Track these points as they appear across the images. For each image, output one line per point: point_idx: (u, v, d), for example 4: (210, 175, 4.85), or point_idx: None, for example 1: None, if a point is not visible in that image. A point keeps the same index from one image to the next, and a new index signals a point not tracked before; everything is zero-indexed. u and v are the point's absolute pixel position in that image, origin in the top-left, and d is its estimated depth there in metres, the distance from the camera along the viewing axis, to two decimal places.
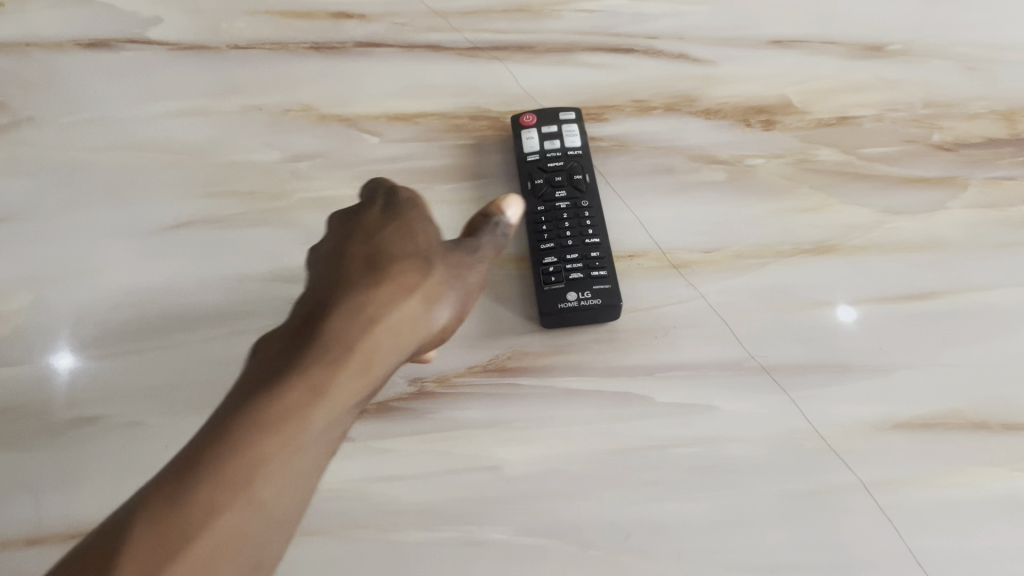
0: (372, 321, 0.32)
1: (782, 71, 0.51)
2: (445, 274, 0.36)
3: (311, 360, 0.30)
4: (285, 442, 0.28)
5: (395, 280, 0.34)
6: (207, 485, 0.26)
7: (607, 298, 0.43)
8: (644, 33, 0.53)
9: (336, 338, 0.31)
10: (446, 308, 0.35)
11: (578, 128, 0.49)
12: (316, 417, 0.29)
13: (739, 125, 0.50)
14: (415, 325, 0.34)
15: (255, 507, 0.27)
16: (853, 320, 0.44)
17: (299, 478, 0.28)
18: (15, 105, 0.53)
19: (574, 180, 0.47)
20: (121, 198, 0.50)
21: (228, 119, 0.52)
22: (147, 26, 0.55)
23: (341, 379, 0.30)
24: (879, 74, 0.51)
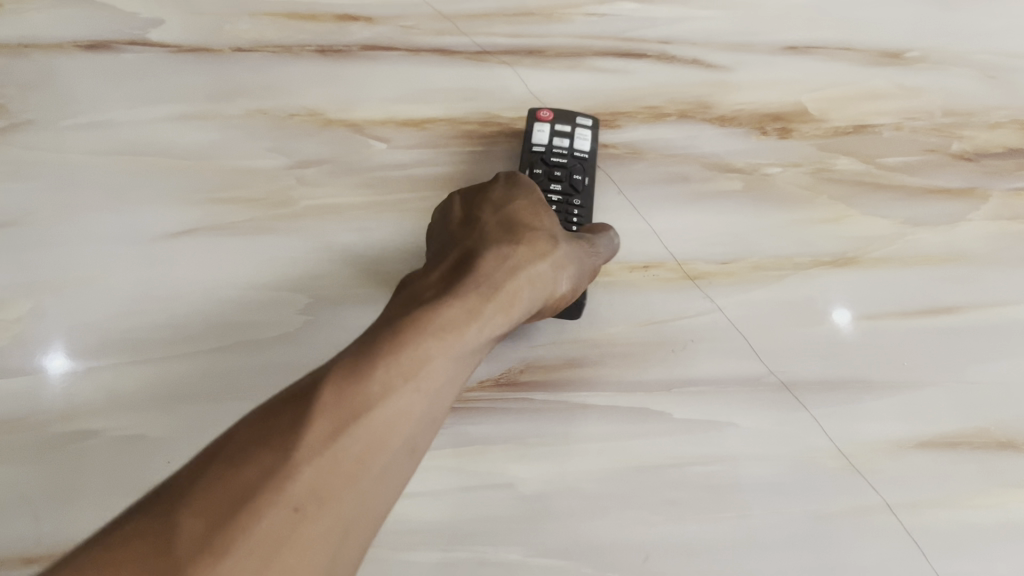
0: (510, 267, 0.38)
1: (800, 77, 0.50)
2: (572, 245, 0.41)
3: (458, 292, 0.35)
4: (438, 353, 0.32)
5: (528, 241, 0.39)
6: (375, 376, 0.30)
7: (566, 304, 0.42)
8: (658, 38, 0.51)
9: (483, 277, 0.37)
10: (574, 272, 0.40)
11: (591, 132, 0.47)
12: (462, 338, 0.33)
13: (755, 133, 0.49)
14: (546, 279, 0.39)
15: (408, 406, 0.31)
16: (847, 320, 0.44)
17: (441, 388, 0.32)
18: (11, 107, 0.51)
19: (572, 181, 0.46)
20: (121, 203, 0.49)
21: (233, 124, 0.51)
22: (150, 28, 0.53)
23: (485, 311, 0.35)
24: (898, 82, 0.50)
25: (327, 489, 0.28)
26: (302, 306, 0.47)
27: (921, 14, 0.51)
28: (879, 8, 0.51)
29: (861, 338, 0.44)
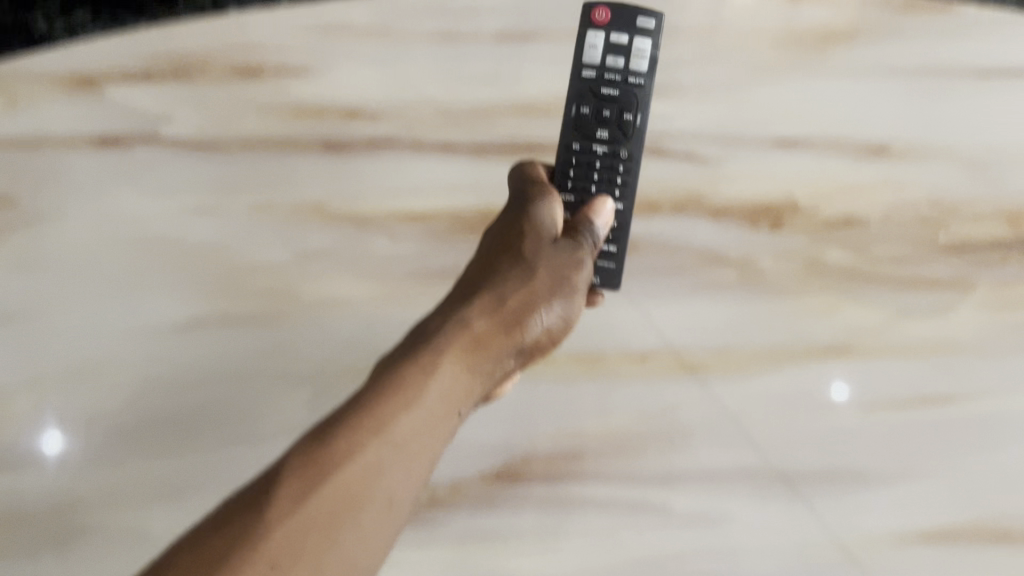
0: (481, 317, 0.38)
1: (793, 170, 0.50)
2: (554, 272, 0.41)
3: (425, 351, 0.37)
4: (402, 411, 0.34)
5: (499, 286, 0.40)
6: (342, 438, 0.32)
7: (606, 281, 0.45)
8: (655, 131, 0.50)
9: (451, 331, 0.38)
10: (560, 302, 0.41)
11: (650, 45, 0.45)
12: (426, 395, 0.35)
13: (748, 226, 0.50)
14: (522, 321, 0.39)
15: (374, 462, 0.32)
16: (846, 396, 0.48)
17: (409, 442, 0.33)
18: (21, 201, 0.52)
19: (621, 120, 0.45)
20: (130, 292, 0.51)
21: (240, 217, 0.52)
22: (161, 125, 0.52)
23: (450, 363, 0.36)
24: (883, 176, 0.50)
25: (298, 545, 0.30)
26: (306, 399, 0.51)
27: (919, 106, 0.50)
28: (880, 100, 0.50)
29: (857, 425, 0.48)
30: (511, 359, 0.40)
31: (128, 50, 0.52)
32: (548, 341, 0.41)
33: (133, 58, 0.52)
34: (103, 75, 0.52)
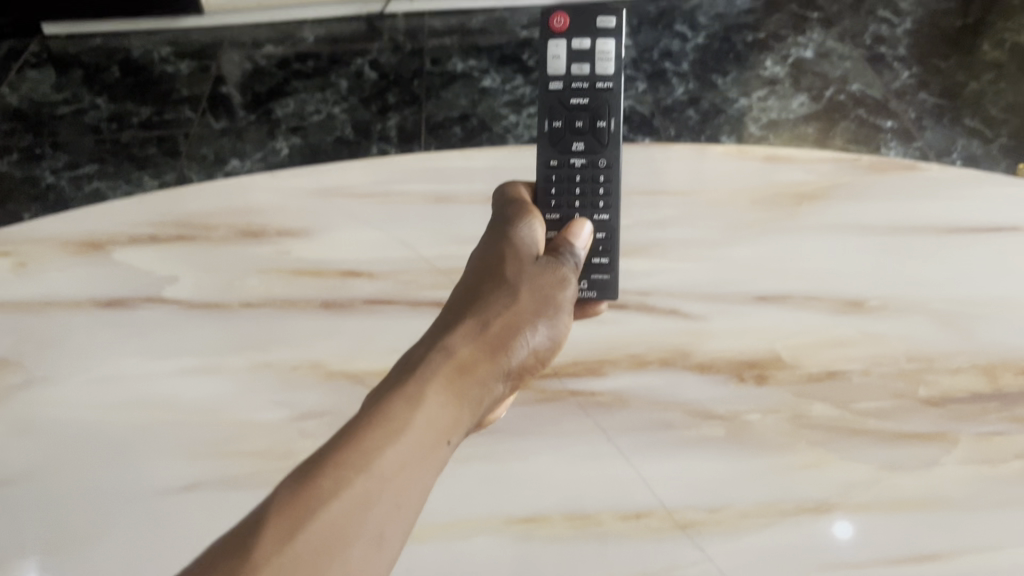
0: (462, 347, 0.40)
1: (770, 327, 0.54)
2: (532, 303, 0.44)
3: (409, 382, 0.38)
4: (391, 439, 0.35)
5: (478, 320, 0.42)
6: (337, 465, 0.33)
7: (602, 292, 0.51)
8: (638, 289, 0.56)
9: (434, 362, 0.39)
10: (538, 331, 0.43)
11: (609, 49, 0.50)
12: (412, 423, 0.36)
13: (734, 380, 0.52)
14: (503, 349, 0.41)
15: (361, 495, 0.33)
16: (848, 536, 0.47)
17: (399, 470, 0.34)
18: (28, 364, 0.55)
19: (596, 127, 0.50)
20: (129, 458, 0.51)
21: (242, 377, 0.54)
22: (165, 285, 0.59)
23: (435, 392, 0.38)
24: (860, 329, 0.54)
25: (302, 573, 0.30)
26: None
27: (872, 264, 0.57)
28: (834, 259, 0.57)
29: None
30: (499, 384, 0.41)
31: (135, 217, 0.61)
32: (533, 365, 0.43)
33: (145, 225, 0.61)
34: (111, 241, 0.61)
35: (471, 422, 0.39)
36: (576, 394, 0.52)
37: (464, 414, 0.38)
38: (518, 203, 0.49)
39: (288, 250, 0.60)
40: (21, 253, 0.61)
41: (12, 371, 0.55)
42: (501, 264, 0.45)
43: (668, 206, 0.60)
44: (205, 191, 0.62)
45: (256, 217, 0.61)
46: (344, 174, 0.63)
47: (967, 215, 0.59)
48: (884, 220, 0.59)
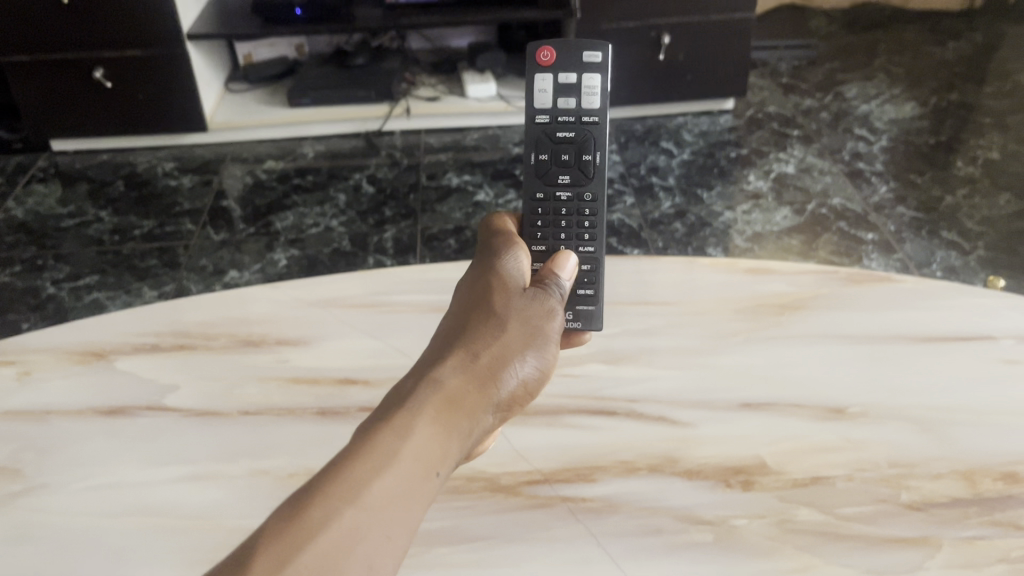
0: (452, 378, 0.43)
1: (755, 434, 0.56)
2: (517, 340, 0.47)
3: (401, 411, 0.40)
4: (383, 467, 0.37)
5: (467, 353, 0.45)
6: (331, 493, 0.36)
7: (587, 322, 0.59)
8: (625, 397, 0.59)
9: (426, 391, 0.41)
10: (524, 365, 0.46)
11: (595, 89, 0.62)
12: (403, 453, 0.38)
13: (721, 485, 0.52)
14: (493, 379, 0.44)
15: (353, 522, 0.35)
16: None
17: (390, 498, 0.37)
18: (26, 470, 0.56)
19: (582, 161, 0.61)
20: (120, 565, 0.50)
21: (235, 482, 0.55)
22: (166, 393, 0.61)
23: (426, 422, 0.40)
24: (843, 435, 0.55)
25: None
26: None
27: (847, 373, 0.60)
28: (810, 368, 0.60)
29: None
30: (488, 415, 0.43)
31: (144, 333, 0.67)
32: (521, 397, 0.46)
33: (149, 335, 0.67)
34: (118, 353, 0.65)
35: (462, 450, 0.41)
36: (567, 500, 0.52)
37: (455, 443, 0.40)
38: (501, 246, 0.54)
39: (288, 361, 0.64)
40: (29, 364, 0.65)
41: (10, 477, 0.56)
42: (491, 301, 0.49)
43: (656, 314, 0.66)
44: (208, 309, 0.69)
45: (261, 327, 0.67)
46: (339, 292, 0.70)
47: (938, 327, 0.63)
48: (862, 330, 0.63)
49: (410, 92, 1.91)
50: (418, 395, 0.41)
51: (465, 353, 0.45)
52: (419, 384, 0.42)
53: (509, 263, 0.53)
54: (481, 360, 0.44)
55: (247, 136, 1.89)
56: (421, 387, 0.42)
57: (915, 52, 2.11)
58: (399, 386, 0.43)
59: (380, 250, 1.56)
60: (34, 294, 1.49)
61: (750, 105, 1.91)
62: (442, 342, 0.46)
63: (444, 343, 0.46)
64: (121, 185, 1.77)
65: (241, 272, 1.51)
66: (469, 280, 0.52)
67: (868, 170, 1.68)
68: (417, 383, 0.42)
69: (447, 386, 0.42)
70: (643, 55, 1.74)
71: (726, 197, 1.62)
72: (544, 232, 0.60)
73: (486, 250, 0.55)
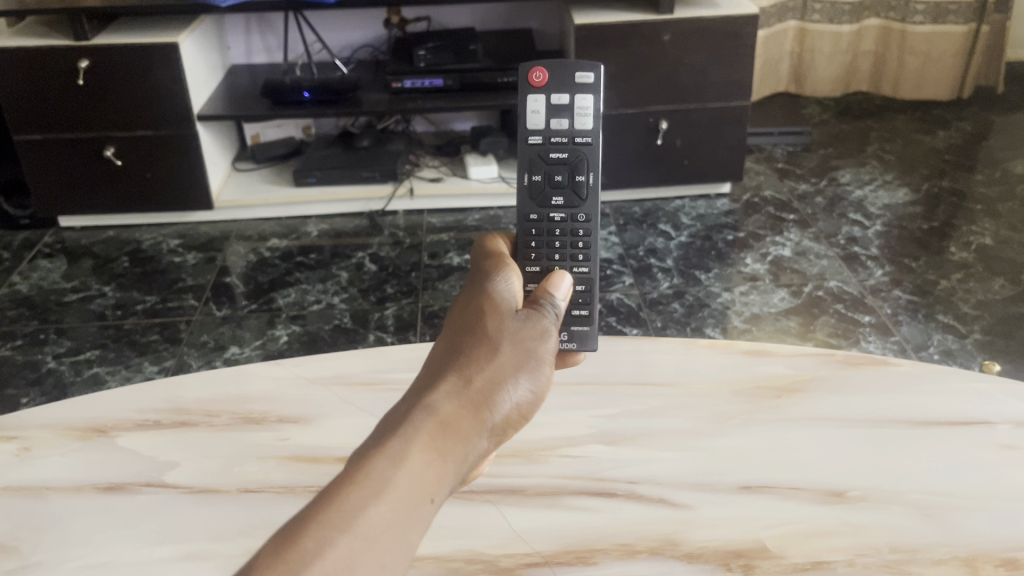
0: (446, 403, 0.41)
1: (755, 517, 0.55)
2: (513, 360, 0.45)
3: (392, 438, 0.39)
4: (373, 500, 0.36)
5: (461, 375, 0.43)
6: (318, 529, 0.35)
7: (581, 342, 0.60)
8: (626, 478, 0.59)
9: (419, 418, 0.40)
10: (523, 385, 0.44)
11: (589, 110, 0.64)
12: (394, 483, 0.37)
13: (721, 569, 0.52)
14: (485, 405, 0.42)
15: (343, 557, 0.34)
16: None
17: (382, 531, 0.36)
18: (22, 548, 0.56)
19: (575, 181, 0.63)
20: None
21: (232, 562, 0.55)
22: (165, 470, 0.62)
23: (420, 449, 0.38)
24: (843, 519, 0.55)
25: None
26: None
27: (845, 455, 0.60)
28: (809, 451, 0.60)
29: None
30: (486, 439, 0.41)
31: (145, 410, 0.67)
32: (518, 420, 0.44)
33: (149, 413, 0.67)
34: (119, 430, 0.66)
35: (458, 477, 0.40)
36: None
37: (450, 471, 0.39)
38: (496, 264, 0.53)
39: (288, 439, 0.64)
40: (29, 440, 0.65)
41: (7, 555, 0.55)
42: (484, 320, 0.47)
43: (656, 395, 0.66)
44: (209, 387, 0.70)
45: (262, 405, 0.67)
46: (341, 370, 0.71)
47: (937, 412, 0.63)
48: (862, 414, 0.63)
49: (412, 173, 1.95)
50: (408, 423, 0.40)
51: (456, 377, 0.43)
52: (409, 411, 0.40)
53: (503, 281, 0.51)
54: (472, 384, 0.43)
55: (251, 214, 1.92)
56: (412, 414, 0.40)
57: (907, 140, 2.16)
58: (389, 414, 0.41)
59: (381, 327, 1.57)
60: (34, 368, 1.50)
61: (746, 189, 1.95)
62: (434, 363, 0.44)
63: (436, 365, 0.44)
64: (125, 261, 1.79)
65: (242, 347, 1.52)
66: (464, 297, 0.50)
67: (864, 254, 1.70)
68: (407, 411, 0.41)
69: (437, 414, 0.40)
70: (640, 140, 1.78)
71: (724, 278, 1.64)
72: (538, 253, 0.61)
73: (479, 269, 0.53)
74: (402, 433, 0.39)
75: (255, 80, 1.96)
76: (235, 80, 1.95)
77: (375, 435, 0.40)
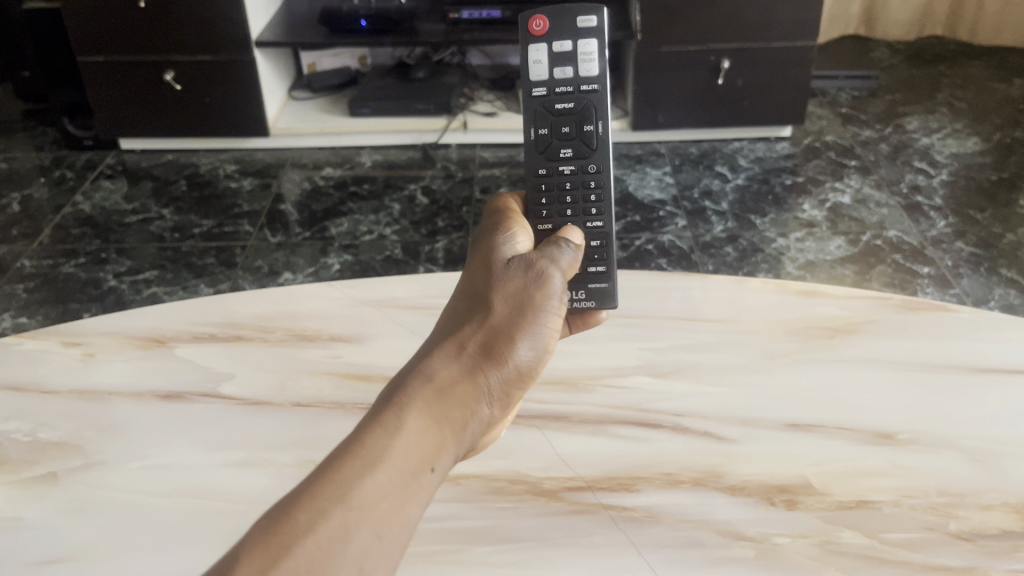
0: (442, 371, 0.42)
1: (800, 454, 0.55)
2: (513, 319, 0.45)
3: (390, 409, 0.40)
4: (369, 470, 0.37)
5: (457, 342, 0.43)
6: (317, 497, 0.36)
7: (598, 301, 0.60)
8: (672, 410, 0.59)
9: (414, 387, 0.41)
10: (525, 346, 0.44)
11: (593, 56, 0.62)
12: (390, 453, 0.38)
13: (764, 503, 0.52)
14: (484, 369, 0.42)
15: (337, 529, 0.35)
16: None
17: (378, 502, 0.36)
18: (87, 448, 0.58)
19: (584, 131, 0.61)
20: (174, 544, 0.51)
21: (285, 470, 0.56)
22: (221, 381, 0.63)
23: (415, 418, 0.39)
24: (892, 461, 0.55)
25: None
26: None
27: (895, 399, 0.59)
28: (858, 393, 0.60)
29: None
30: (486, 405, 0.42)
31: (202, 323, 0.69)
32: (522, 382, 0.44)
33: (205, 325, 0.69)
34: (177, 341, 0.68)
35: (458, 444, 0.40)
36: (608, 507, 0.52)
37: (448, 438, 0.40)
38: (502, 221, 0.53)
39: (340, 357, 0.65)
40: (93, 347, 0.67)
41: (72, 453, 0.58)
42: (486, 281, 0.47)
43: (705, 331, 0.66)
44: (262, 304, 0.71)
45: (314, 323, 0.69)
46: (390, 292, 0.72)
47: (994, 359, 0.62)
48: (915, 358, 0.62)
49: (467, 107, 1.94)
50: (403, 395, 0.40)
51: (453, 343, 0.43)
52: (407, 381, 0.41)
53: (508, 237, 0.51)
54: (468, 349, 0.43)
55: (306, 142, 1.93)
56: (410, 384, 0.41)
57: (980, 87, 2.08)
58: (389, 384, 0.42)
59: (431, 260, 1.58)
60: (96, 285, 1.54)
61: (808, 134, 1.90)
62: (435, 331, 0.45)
63: (437, 333, 0.45)
64: (183, 185, 1.82)
65: (295, 274, 1.55)
66: (468, 266, 0.50)
67: (927, 204, 1.65)
68: (404, 382, 0.41)
69: (432, 382, 0.41)
70: (700, 79, 1.74)
71: (780, 224, 1.61)
72: (549, 208, 0.60)
73: (485, 231, 0.53)
74: (398, 404, 0.40)
75: (314, 7, 1.95)
76: (293, 7, 1.95)
77: (375, 407, 0.40)
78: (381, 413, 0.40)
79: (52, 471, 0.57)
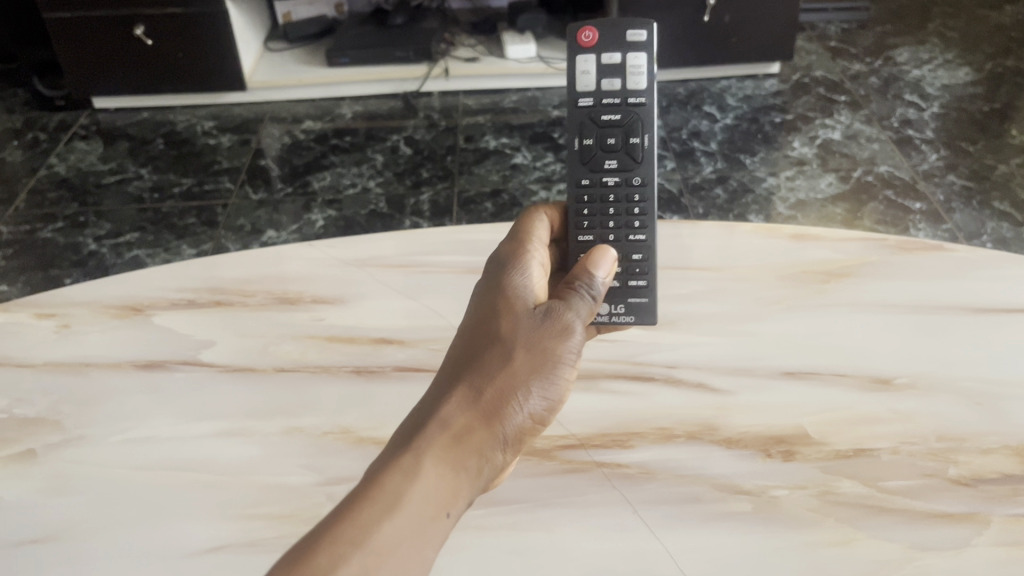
0: (458, 414, 0.41)
1: (797, 402, 0.54)
2: (528, 362, 0.44)
3: (406, 452, 0.39)
4: (387, 515, 0.37)
5: (473, 384, 0.42)
6: (337, 540, 0.36)
7: (636, 316, 0.58)
8: (664, 363, 0.58)
9: (431, 430, 0.40)
10: (537, 396, 0.44)
11: (644, 70, 0.60)
12: (407, 499, 0.37)
13: (761, 455, 0.51)
14: (499, 416, 0.42)
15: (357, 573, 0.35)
16: None
17: (397, 546, 0.36)
18: (65, 423, 0.57)
19: (630, 144, 0.59)
20: (161, 519, 0.50)
21: (270, 439, 0.55)
22: (201, 349, 0.62)
23: (432, 462, 0.39)
24: (890, 407, 0.54)
25: None
26: None
27: (892, 343, 0.58)
28: (854, 339, 0.58)
29: None
30: (501, 450, 0.42)
31: (178, 289, 0.67)
32: (533, 428, 0.44)
33: (184, 292, 0.67)
34: (155, 308, 0.66)
35: (474, 489, 0.40)
36: (603, 465, 0.51)
37: (463, 484, 0.40)
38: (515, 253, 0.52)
39: (324, 320, 0.63)
40: (67, 318, 0.65)
41: (51, 428, 0.56)
42: (499, 321, 0.46)
43: (697, 279, 0.64)
44: (243, 268, 0.69)
45: (297, 285, 0.67)
46: (374, 251, 0.70)
47: (991, 299, 0.61)
48: (913, 301, 0.61)
49: (448, 53, 1.88)
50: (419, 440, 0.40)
51: (468, 387, 0.42)
52: (422, 425, 0.41)
53: (520, 278, 0.49)
54: (483, 393, 0.42)
55: (285, 95, 1.89)
56: (427, 426, 0.40)
57: (970, 16, 2.04)
58: (403, 425, 0.42)
59: (417, 212, 1.55)
60: (76, 250, 1.51)
61: (796, 69, 1.87)
62: (449, 367, 0.44)
63: (450, 370, 0.44)
64: (161, 143, 1.78)
65: (279, 231, 1.52)
66: (479, 300, 0.48)
67: (918, 137, 1.63)
68: (419, 425, 0.41)
69: (447, 427, 0.40)
70: (687, 17, 1.70)
71: (770, 162, 1.59)
72: (591, 222, 0.59)
73: (494, 260, 0.52)
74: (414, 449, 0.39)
75: None
76: None
77: (392, 450, 0.40)
78: (400, 457, 0.39)
79: (30, 449, 0.55)
